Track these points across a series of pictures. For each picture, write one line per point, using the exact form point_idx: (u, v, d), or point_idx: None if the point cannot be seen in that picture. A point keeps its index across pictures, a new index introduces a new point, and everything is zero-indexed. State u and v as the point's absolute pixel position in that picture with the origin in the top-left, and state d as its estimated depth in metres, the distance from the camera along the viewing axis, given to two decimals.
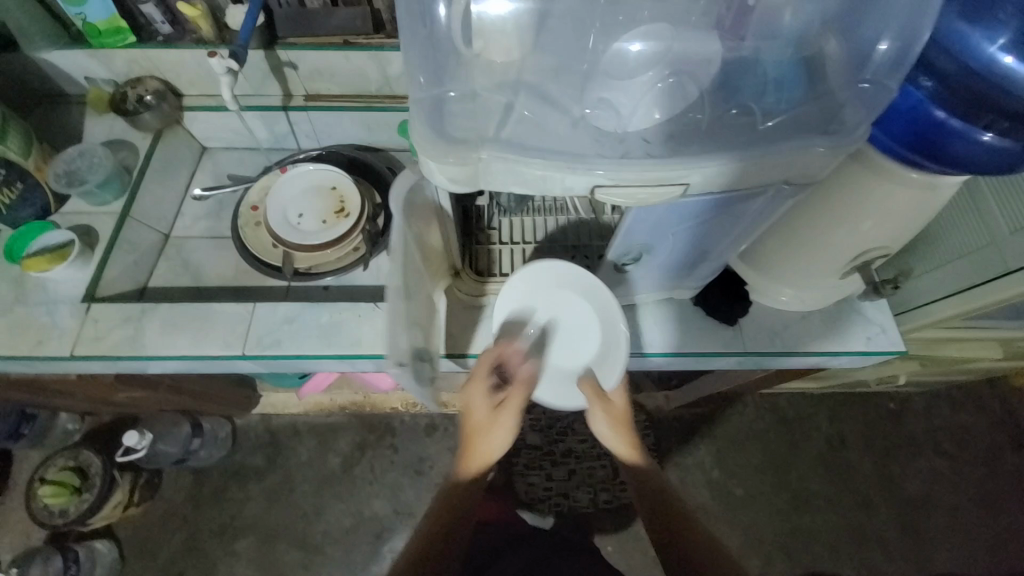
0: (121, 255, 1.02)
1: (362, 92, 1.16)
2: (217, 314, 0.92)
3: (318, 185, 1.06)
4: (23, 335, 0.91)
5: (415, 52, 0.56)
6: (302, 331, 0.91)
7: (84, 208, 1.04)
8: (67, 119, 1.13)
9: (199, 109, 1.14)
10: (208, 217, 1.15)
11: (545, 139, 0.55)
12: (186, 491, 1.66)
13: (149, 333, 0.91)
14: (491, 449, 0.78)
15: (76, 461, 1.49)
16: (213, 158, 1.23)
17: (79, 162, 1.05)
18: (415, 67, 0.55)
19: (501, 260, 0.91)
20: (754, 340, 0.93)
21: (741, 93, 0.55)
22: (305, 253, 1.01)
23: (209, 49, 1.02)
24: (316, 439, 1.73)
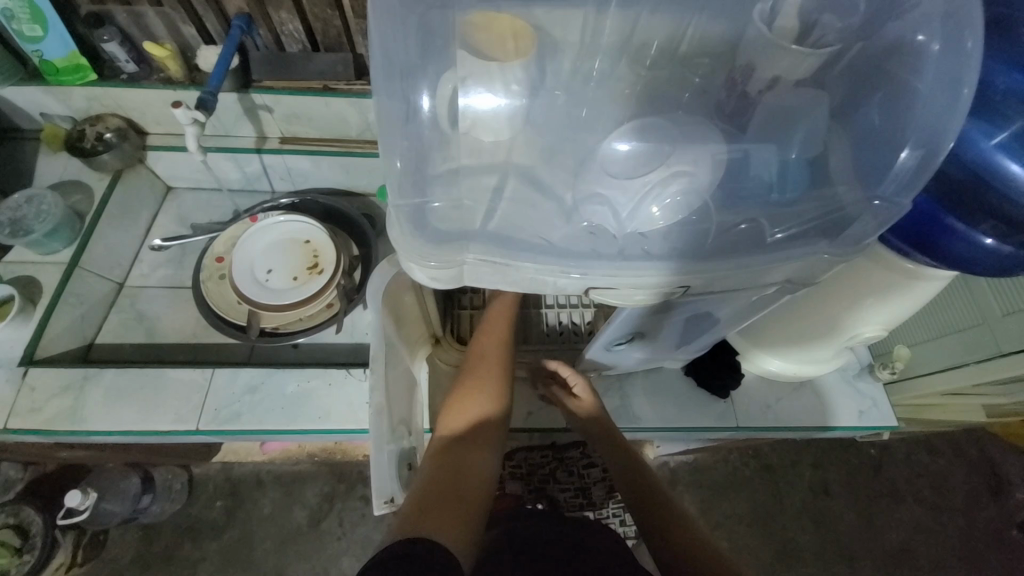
0: (67, 311, 0.93)
1: (342, 136, 1.10)
2: (170, 382, 0.84)
3: (290, 237, 0.99)
4: None
5: (389, 134, 0.48)
6: (266, 401, 0.84)
7: (29, 257, 0.95)
8: (20, 158, 1.05)
9: (165, 150, 1.07)
10: (169, 265, 1.07)
11: (534, 239, 0.49)
12: (135, 549, 1.51)
13: (92, 405, 0.82)
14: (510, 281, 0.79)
15: (16, 518, 1.35)
16: (179, 200, 1.16)
17: (26, 209, 0.96)
18: (394, 152, 0.48)
19: None
20: (747, 415, 0.90)
21: (745, 196, 0.52)
22: (274, 312, 0.93)
23: (176, 93, 0.96)
24: (281, 490, 1.61)
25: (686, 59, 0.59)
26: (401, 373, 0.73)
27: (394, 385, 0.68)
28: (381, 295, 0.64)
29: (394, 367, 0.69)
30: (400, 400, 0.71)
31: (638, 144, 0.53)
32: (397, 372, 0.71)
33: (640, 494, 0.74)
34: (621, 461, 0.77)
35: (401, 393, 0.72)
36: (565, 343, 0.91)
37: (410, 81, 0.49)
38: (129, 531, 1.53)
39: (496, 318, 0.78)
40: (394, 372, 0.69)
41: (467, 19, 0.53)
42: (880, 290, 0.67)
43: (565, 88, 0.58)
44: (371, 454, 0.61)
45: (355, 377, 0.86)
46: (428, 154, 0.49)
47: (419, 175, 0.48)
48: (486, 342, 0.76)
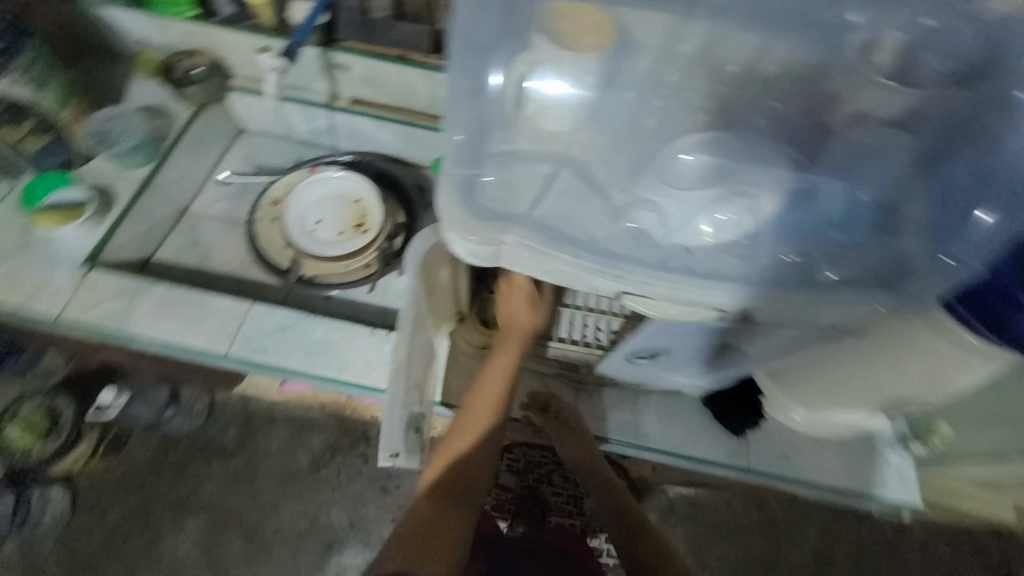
0: (133, 224, 1.00)
1: (407, 105, 1.14)
2: (212, 306, 0.89)
3: (342, 193, 1.02)
4: (15, 287, 0.89)
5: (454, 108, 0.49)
6: (292, 342, 0.88)
7: (105, 167, 1.01)
8: (116, 76, 1.12)
9: (245, 93, 1.13)
10: (229, 200, 1.13)
11: (574, 235, 0.49)
12: (152, 455, 1.62)
13: (140, 313, 0.88)
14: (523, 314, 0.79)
15: (49, 404, 1.49)
16: (249, 140, 1.22)
17: (113, 124, 1.02)
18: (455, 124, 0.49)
19: None
20: (758, 458, 0.87)
21: (807, 229, 0.49)
22: (316, 262, 0.98)
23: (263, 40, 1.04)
24: (289, 431, 1.69)
25: (771, 77, 0.56)
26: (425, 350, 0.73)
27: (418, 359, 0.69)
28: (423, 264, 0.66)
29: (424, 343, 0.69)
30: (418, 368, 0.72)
31: (702, 158, 0.52)
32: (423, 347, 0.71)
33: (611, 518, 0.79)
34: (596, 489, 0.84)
35: (421, 365, 0.73)
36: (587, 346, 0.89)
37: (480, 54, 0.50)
38: (149, 438, 1.63)
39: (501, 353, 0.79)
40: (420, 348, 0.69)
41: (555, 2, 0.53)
42: (932, 358, 0.63)
43: (640, 87, 0.56)
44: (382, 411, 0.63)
45: (377, 338, 0.89)
46: (488, 131, 0.50)
47: (476, 149, 0.49)
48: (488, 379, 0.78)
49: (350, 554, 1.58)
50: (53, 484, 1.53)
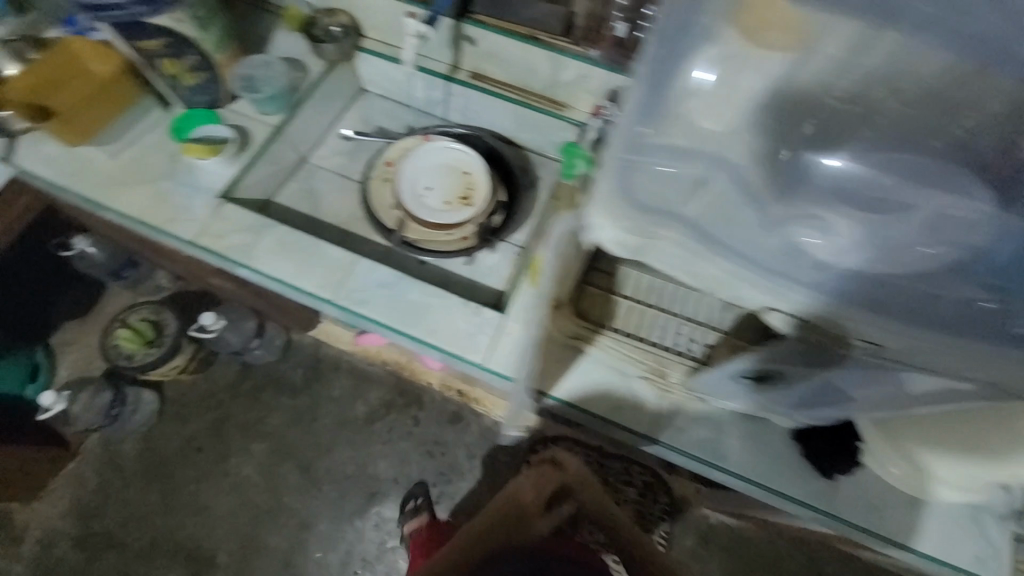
0: (262, 166, 1.07)
1: (525, 86, 1.14)
2: (322, 254, 0.95)
3: (452, 164, 1.04)
4: (160, 208, 0.98)
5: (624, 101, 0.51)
6: (390, 301, 0.92)
7: (245, 110, 1.09)
8: (261, 25, 1.19)
9: (373, 55, 1.19)
10: (344, 155, 1.19)
11: (720, 243, 0.50)
12: (231, 379, 1.77)
13: (262, 249, 0.96)
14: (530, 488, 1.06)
15: (157, 316, 1.58)
16: (368, 101, 1.28)
17: (258, 70, 1.07)
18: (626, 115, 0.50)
19: (612, 311, 0.83)
20: (843, 505, 0.82)
21: (990, 278, 0.47)
22: (420, 227, 1.01)
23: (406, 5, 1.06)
24: (352, 381, 1.79)
25: (983, 96, 0.48)
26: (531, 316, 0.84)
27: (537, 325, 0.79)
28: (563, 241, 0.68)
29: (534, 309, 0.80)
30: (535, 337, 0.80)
31: (880, 177, 0.50)
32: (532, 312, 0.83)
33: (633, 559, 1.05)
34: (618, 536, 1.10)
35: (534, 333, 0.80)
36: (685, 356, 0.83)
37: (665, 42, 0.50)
38: (231, 362, 1.78)
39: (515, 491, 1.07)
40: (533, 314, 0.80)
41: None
42: None
43: (836, 90, 0.50)
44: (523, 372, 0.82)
45: (469, 309, 0.92)
46: (656, 121, 0.50)
47: (644, 139, 0.49)
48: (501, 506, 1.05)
49: (389, 508, 1.66)
50: (145, 387, 1.69)
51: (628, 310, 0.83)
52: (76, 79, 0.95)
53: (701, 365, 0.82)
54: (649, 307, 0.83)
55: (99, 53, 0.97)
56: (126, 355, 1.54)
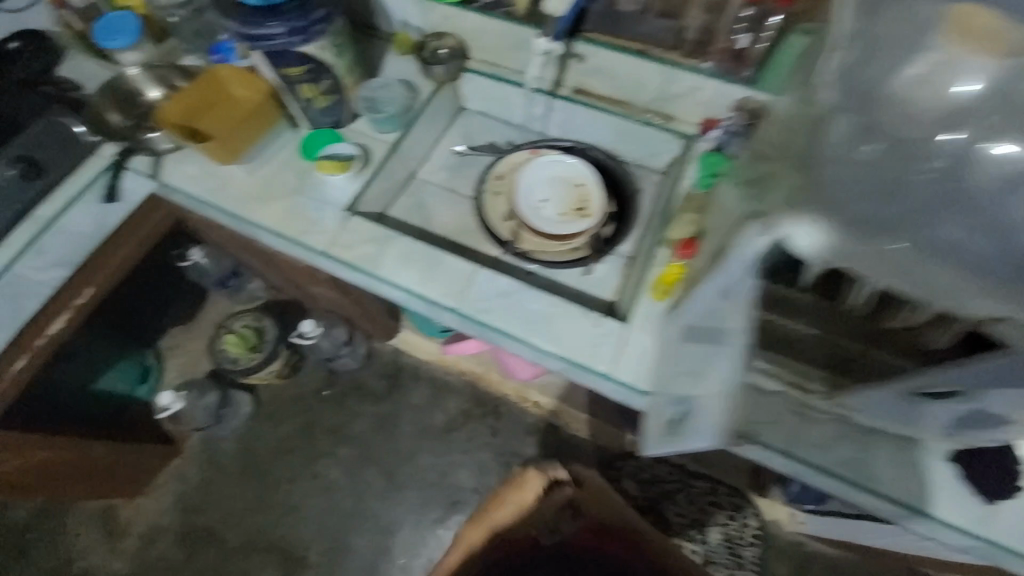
0: (381, 181, 1.13)
1: (631, 99, 1.16)
2: (445, 264, 0.99)
3: (564, 177, 1.08)
4: (295, 221, 1.05)
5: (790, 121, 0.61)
6: (513, 310, 0.95)
7: (365, 129, 1.16)
8: (373, 49, 1.27)
9: (478, 74, 1.23)
10: (449, 170, 1.24)
11: (908, 236, 0.54)
12: (318, 384, 1.84)
13: (389, 259, 1.01)
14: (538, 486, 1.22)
15: (257, 323, 1.69)
16: (467, 118, 1.32)
17: (380, 92, 1.15)
18: (810, 126, 0.58)
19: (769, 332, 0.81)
20: (1006, 531, 0.80)
21: None
22: (536, 237, 1.05)
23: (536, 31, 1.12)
24: (431, 390, 1.83)
25: None
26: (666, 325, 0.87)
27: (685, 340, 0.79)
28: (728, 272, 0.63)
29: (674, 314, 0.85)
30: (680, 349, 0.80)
31: None
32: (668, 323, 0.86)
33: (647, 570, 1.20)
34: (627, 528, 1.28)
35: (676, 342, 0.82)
36: (836, 372, 0.81)
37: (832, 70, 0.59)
38: (318, 369, 1.86)
39: (525, 493, 1.23)
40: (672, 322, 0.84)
41: (926, 26, 0.58)
42: None
43: (1001, 112, 0.57)
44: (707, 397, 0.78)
45: (591, 319, 0.93)
46: (852, 136, 0.58)
47: (842, 151, 0.57)
48: (513, 499, 1.25)
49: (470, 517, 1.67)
50: (243, 390, 1.78)
51: (782, 331, 0.81)
52: (234, 106, 1.06)
53: (853, 381, 0.79)
54: (806, 329, 0.79)
55: (248, 79, 1.06)
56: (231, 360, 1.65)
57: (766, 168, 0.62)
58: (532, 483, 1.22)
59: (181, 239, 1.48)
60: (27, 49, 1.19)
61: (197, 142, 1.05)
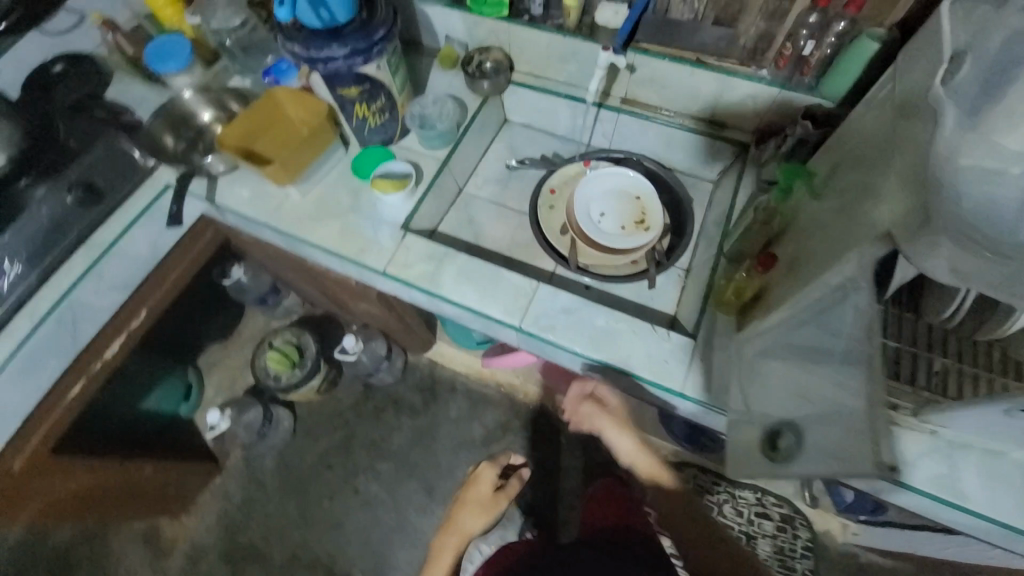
0: (432, 198, 1.13)
1: (683, 109, 1.15)
2: (505, 281, 0.99)
3: (621, 190, 1.07)
4: (351, 239, 1.05)
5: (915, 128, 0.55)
6: (578, 326, 0.94)
7: (415, 146, 1.16)
8: (417, 66, 1.27)
9: (525, 87, 1.24)
10: (497, 184, 1.23)
11: None
12: (355, 399, 1.84)
13: (447, 276, 1.00)
14: (489, 475, 1.41)
15: (297, 340, 1.68)
16: (511, 131, 1.32)
17: (431, 109, 1.16)
18: (927, 134, 0.53)
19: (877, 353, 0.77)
20: None
21: None
22: (594, 252, 1.04)
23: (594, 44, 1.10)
24: (468, 402, 1.82)
25: None
26: (751, 346, 0.80)
27: (782, 366, 0.71)
28: (850, 301, 0.58)
29: (763, 336, 0.77)
30: (772, 377, 0.72)
31: None
32: (756, 344, 0.79)
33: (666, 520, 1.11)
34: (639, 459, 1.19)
35: (766, 368, 0.74)
36: (928, 390, 0.77)
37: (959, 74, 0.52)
38: (354, 383, 1.85)
39: (481, 493, 1.39)
40: (761, 345, 0.77)
41: None
42: None
43: None
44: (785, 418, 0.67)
45: (660, 335, 0.93)
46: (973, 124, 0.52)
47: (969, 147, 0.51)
48: (470, 503, 1.37)
49: None
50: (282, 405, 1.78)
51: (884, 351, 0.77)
52: (295, 130, 1.06)
53: (942, 398, 0.76)
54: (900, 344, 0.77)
55: (308, 102, 1.06)
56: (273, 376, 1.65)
57: (883, 181, 0.57)
58: (482, 479, 1.40)
59: (226, 258, 1.48)
60: (79, 74, 1.19)
61: (255, 163, 1.04)
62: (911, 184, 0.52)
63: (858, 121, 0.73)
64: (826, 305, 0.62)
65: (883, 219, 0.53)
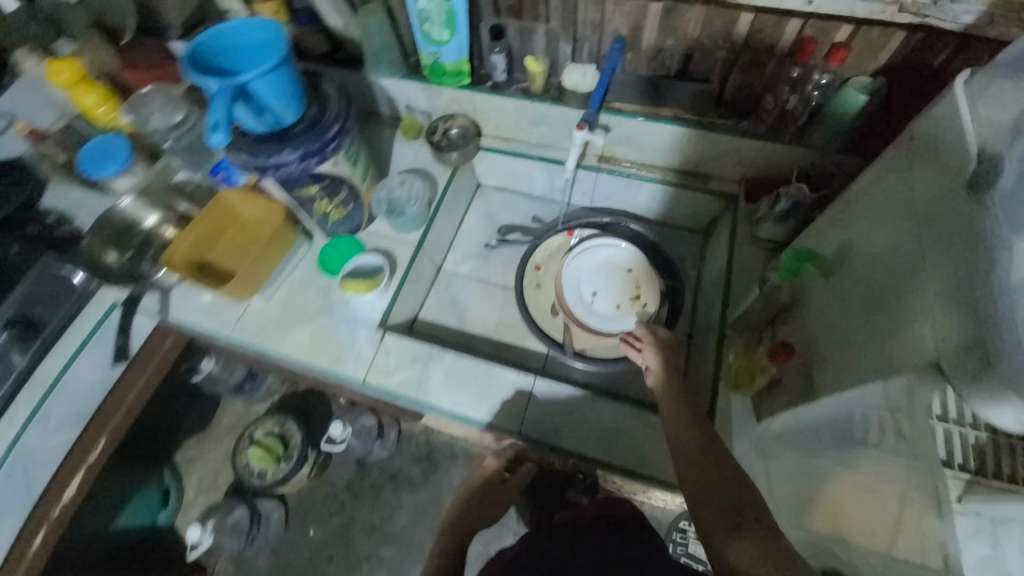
0: (409, 286, 1.04)
1: (664, 163, 1.08)
2: (497, 380, 0.90)
3: (612, 264, 1.01)
4: (325, 348, 0.96)
5: (945, 241, 0.49)
6: (582, 426, 0.87)
7: (386, 232, 1.07)
8: (380, 139, 1.19)
9: (495, 152, 1.15)
10: (477, 258, 1.15)
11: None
12: (349, 479, 1.72)
13: (434, 381, 0.91)
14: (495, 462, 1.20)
15: (280, 429, 1.56)
16: (486, 196, 1.24)
17: (399, 191, 1.09)
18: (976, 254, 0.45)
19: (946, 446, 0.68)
20: None
21: None
22: (588, 334, 0.97)
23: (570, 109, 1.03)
24: (470, 468, 1.72)
25: None
26: (778, 449, 0.75)
27: (826, 488, 0.65)
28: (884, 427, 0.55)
29: (791, 442, 0.72)
30: (813, 492, 0.68)
31: None
32: (782, 448, 0.74)
33: (710, 499, 0.62)
34: (680, 427, 0.73)
35: (800, 481, 0.70)
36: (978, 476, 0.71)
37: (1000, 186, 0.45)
38: (347, 461, 1.73)
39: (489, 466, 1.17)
40: (789, 451, 0.72)
41: None
42: None
43: None
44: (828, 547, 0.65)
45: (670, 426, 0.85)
46: None
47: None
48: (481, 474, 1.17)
49: None
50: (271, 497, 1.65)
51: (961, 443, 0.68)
52: (251, 233, 0.97)
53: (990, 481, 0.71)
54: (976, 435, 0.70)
55: (266, 203, 0.98)
56: (258, 471, 1.52)
57: (920, 291, 0.51)
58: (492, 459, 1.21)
59: (192, 354, 1.36)
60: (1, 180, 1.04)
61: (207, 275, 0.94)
62: (952, 309, 0.46)
63: (860, 193, 0.67)
64: (862, 429, 0.59)
65: (929, 349, 0.47)
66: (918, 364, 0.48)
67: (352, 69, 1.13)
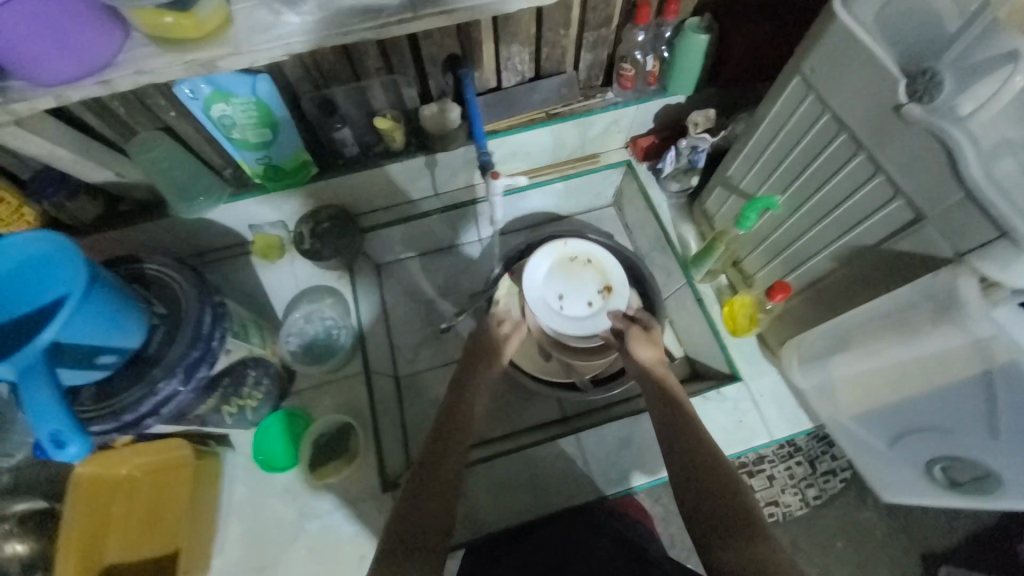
0: (385, 420, 0.86)
1: (553, 160, 1.04)
2: (543, 460, 0.82)
3: (567, 261, 0.93)
4: (338, 558, 0.75)
5: (902, 151, 0.53)
6: (645, 451, 0.82)
7: (322, 378, 0.88)
8: (241, 277, 0.94)
9: (382, 227, 1.00)
10: (430, 344, 1.01)
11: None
12: None
13: (481, 504, 0.79)
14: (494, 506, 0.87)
15: None
16: (395, 274, 1.07)
17: (310, 328, 0.92)
18: (944, 155, 0.49)
19: None
20: None
21: None
22: (588, 361, 0.91)
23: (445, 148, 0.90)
24: None
25: None
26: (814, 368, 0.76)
27: (893, 388, 0.64)
28: (937, 323, 0.55)
29: (825, 357, 0.73)
30: (877, 391, 0.67)
31: None
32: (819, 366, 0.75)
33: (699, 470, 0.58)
34: (668, 423, 0.65)
35: (866, 388, 0.69)
36: None
37: (939, 94, 0.49)
38: None
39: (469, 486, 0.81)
40: (826, 361, 0.73)
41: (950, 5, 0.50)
42: None
43: None
44: (911, 442, 0.67)
45: (715, 400, 0.83)
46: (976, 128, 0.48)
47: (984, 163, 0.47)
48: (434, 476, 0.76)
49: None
50: None
51: None
52: (159, 484, 0.74)
53: None
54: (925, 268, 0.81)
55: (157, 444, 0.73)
56: None
57: (906, 202, 0.55)
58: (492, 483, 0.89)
59: None
60: None
61: (143, 572, 0.70)
62: (944, 210, 0.51)
63: (768, 130, 0.71)
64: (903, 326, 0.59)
65: (963, 248, 0.51)
66: (941, 260, 0.54)
67: (157, 217, 0.85)
